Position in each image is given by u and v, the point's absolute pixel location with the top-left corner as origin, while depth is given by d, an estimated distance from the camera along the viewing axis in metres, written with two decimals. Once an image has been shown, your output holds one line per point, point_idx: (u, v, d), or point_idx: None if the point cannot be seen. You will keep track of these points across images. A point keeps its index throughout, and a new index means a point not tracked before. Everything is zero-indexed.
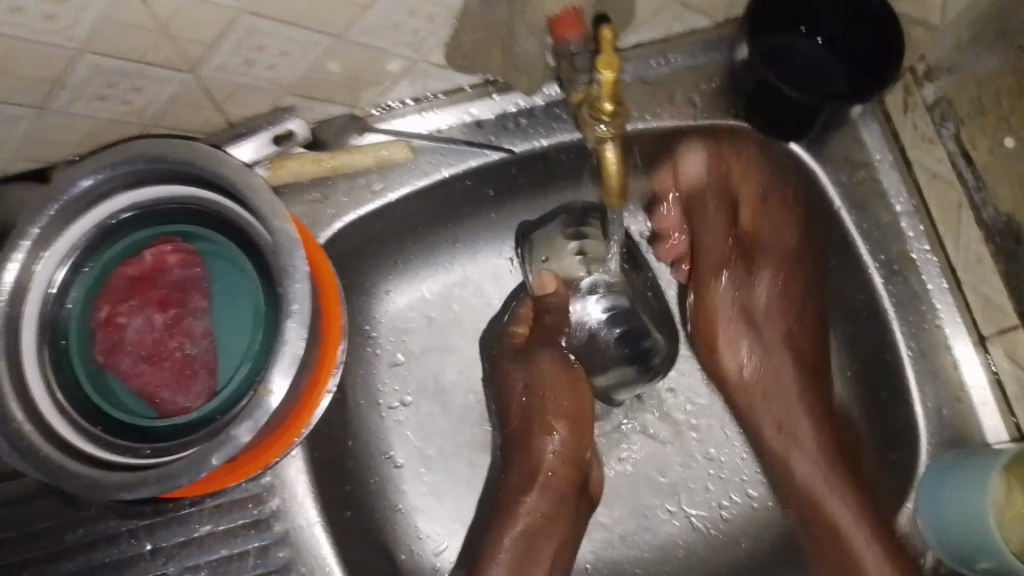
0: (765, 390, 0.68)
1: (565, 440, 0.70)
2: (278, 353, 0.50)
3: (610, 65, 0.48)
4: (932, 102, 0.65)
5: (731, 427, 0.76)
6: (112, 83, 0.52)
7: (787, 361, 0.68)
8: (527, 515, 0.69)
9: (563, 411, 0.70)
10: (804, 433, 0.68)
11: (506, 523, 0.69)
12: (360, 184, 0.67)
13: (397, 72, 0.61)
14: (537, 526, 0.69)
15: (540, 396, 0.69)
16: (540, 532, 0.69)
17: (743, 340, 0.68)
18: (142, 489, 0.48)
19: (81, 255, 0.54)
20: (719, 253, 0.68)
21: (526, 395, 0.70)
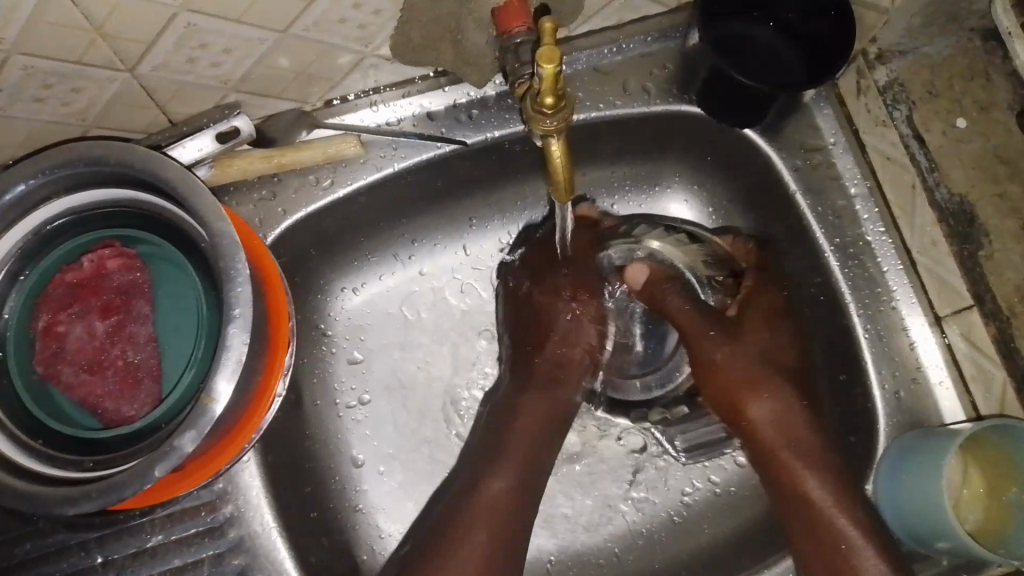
0: (795, 446, 0.65)
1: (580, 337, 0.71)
2: (221, 360, 0.48)
3: (551, 58, 0.43)
4: (885, 84, 0.64)
5: None
6: (47, 85, 0.50)
7: (801, 421, 0.66)
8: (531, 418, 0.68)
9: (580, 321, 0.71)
10: (800, 461, 0.64)
11: (485, 469, 0.67)
12: (310, 181, 0.66)
13: (347, 65, 0.60)
14: (512, 474, 0.66)
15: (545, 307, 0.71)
16: (516, 467, 0.67)
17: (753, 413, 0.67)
18: (86, 503, 0.47)
19: (17, 264, 0.53)
20: (719, 366, 0.68)
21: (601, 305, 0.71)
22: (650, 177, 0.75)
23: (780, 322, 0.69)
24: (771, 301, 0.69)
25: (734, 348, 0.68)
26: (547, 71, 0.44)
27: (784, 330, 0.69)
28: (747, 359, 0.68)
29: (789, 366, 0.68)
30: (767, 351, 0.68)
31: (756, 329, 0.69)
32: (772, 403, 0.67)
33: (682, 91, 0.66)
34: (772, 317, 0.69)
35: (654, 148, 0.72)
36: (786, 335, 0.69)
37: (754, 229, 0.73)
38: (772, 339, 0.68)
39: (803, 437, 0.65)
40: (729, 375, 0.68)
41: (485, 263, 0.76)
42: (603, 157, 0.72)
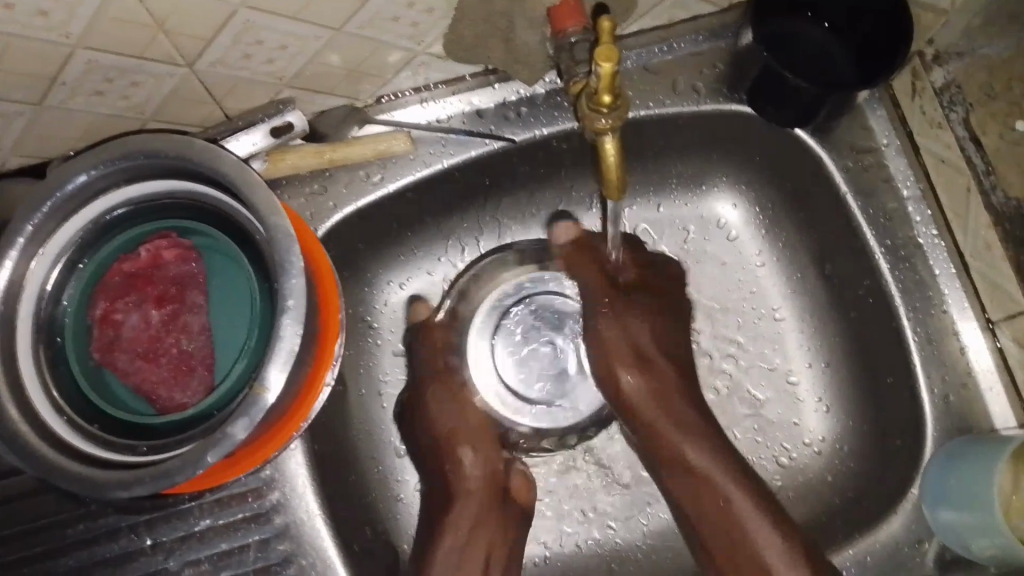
0: (682, 456, 0.65)
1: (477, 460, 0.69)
2: (274, 350, 0.49)
3: (609, 58, 0.43)
4: (942, 86, 0.63)
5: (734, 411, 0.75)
6: (108, 79, 0.51)
7: (699, 446, 0.65)
8: (457, 535, 0.66)
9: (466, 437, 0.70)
10: (706, 493, 0.65)
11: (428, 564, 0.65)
12: (360, 176, 0.67)
13: (399, 63, 0.60)
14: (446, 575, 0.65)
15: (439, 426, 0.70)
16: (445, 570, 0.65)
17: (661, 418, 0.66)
18: (139, 487, 0.48)
19: (76, 253, 0.54)
20: (636, 403, 0.67)
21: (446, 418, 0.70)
22: (696, 177, 0.75)
23: (649, 352, 0.68)
24: (637, 331, 0.68)
25: (622, 385, 0.67)
26: (605, 70, 0.44)
27: (657, 360, 0.67)
28: (625, 356, 0.67)
29: (643, 350, 0.68)
30: (631, 338, 0.68)
31: (628, 381, 0.67)
32: (640, 379, 0.67)
33: (733, 90, 0.67)
34: (638, 360, 0.67)
35: (701, 147, 0.72)
36: (637, 322, 0.68)
37: (801, 228, 0.73)
38: (637, 380, 0.67)
39: (699, 462, 0.65)
40: (666, 443, 0.66)
41: None
42: (650, 155, 0.72)
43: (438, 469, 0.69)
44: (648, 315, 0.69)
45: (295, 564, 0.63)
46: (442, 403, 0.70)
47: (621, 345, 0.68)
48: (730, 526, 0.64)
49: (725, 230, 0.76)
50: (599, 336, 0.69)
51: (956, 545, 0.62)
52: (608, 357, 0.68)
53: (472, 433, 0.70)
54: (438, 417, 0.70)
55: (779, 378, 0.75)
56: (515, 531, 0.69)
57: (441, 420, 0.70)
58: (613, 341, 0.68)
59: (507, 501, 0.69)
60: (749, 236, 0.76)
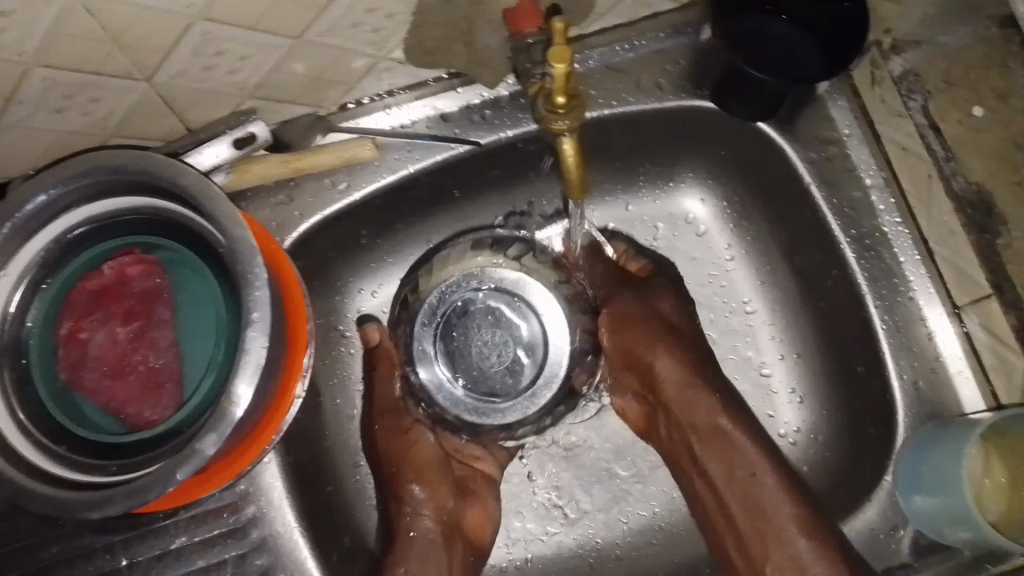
0: (700, 428, 0.67)
1: (427, 491, 0.68)
2: (241, 363, 0.49)
3: (562, 59, 0.44)
4: (899, 75, 0.64)
5: None
6: (67, 95, 0.51)
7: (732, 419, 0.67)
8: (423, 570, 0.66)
9: (413, 467, 0.68)
10: (739, 462, 0.65)
11: None
12: (327, 185, 0.66)
13: (362, 69, 0.60)
14: None
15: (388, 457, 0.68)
16: None
17: (698, 389, 0.68)
18: (109, 507, 0.48)
19: (40, 273, 0.53)
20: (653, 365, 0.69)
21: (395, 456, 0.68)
22: (662, 174, 0.75)
23: (682, 333, 0.70)
24: (665, 310, 0.70)
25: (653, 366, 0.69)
26: (559, 71, 0.44)
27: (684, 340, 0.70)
28: (654, 336, 0.69)
29: (677, 328, 0.70)
30: (653, 314, 0.70)
31: (659, 359, 0.69)
32: (679, 363, 0.69)
33: (696, 87, 0.67)
34: (675, 339, 0.69)
35: (668, 144, 0.72)
36: (664, 298, 0.71)
37: (768, 220, 0.73)
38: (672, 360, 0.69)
39: (727, 434, 0.66)
40: (693, 421, 0.67)
41: None
42: (617, 154, 0.72)
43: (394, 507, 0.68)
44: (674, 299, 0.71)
45: None
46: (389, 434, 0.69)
47: (651, 323, 0.70)
48: (740, 489, 0.65)
49: (693, 226, 0.76)
50: (623, 319, 0.71)
51: (930, 530, 0.62)
52: (631, 330, 0.70)
53: (427, 467, 0.69)
54: (400, 458, 0.68)
55: (753, 372, 0.75)
56: (470, 563, 0.69)
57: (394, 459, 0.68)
58: (638, 318, 0.70)
59: (461, 537, 0.69)
60: (717, 231, 0.76)
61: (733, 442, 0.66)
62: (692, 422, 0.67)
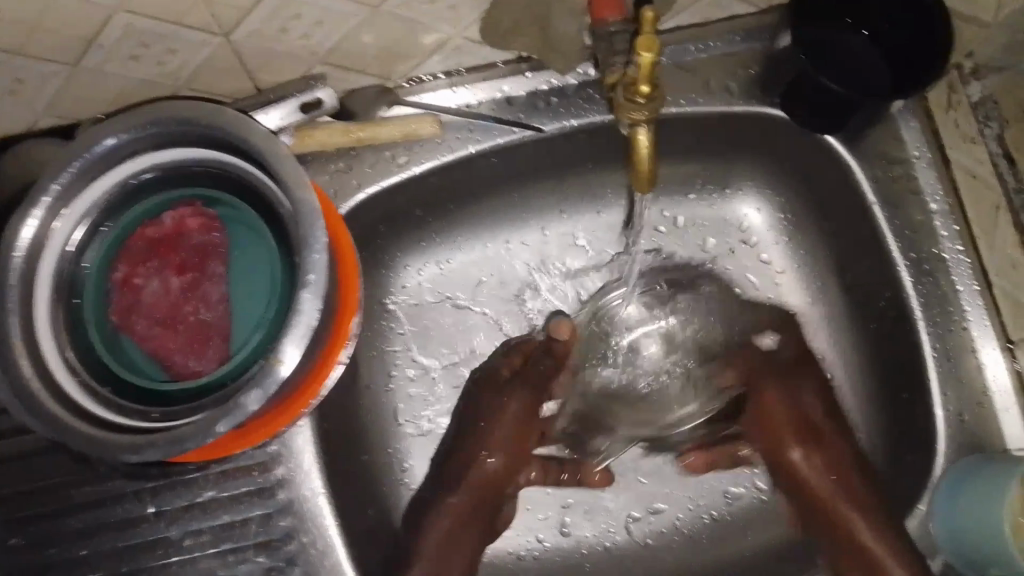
0: (833, 482, 0.67)
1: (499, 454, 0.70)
2: (292, 323, 0.49)
3: (650, 47, 0.42)
4: (977, 100, 0.65)
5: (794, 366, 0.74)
6: (145, 44, 0.51)
7: (847, 475, 0.67)
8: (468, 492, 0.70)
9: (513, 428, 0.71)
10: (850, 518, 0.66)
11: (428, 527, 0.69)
12: (386, 157, 0.66)
13: (433, 45, 0.60)
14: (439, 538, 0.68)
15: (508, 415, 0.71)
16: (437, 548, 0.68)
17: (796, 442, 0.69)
18: (148, 451, 0.48)
19: (100, 215, 0.54)
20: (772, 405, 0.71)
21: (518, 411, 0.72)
22: (722, 178, 0.74)
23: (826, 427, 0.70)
24: (807, 407, 0.70)
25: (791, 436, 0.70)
26: (645, 60, 0.43)
27: (834, 435, 0.69)
28: (796, 394, 0.71)
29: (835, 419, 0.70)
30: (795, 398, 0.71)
31: (806, 457, 0.69)
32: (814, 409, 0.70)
33: (766, 93, 0.66)
34: (811, 438, 0.69)
35: (733, 151, 0.71)
36: (812, 398, 0.71)
37: (825, 234, 0.72)
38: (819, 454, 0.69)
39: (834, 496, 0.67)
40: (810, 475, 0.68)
41: (553, 255, 0.76)
42: (678, 153, 0.71)
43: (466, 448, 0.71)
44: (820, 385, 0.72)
45: (296, 541, 0.62)
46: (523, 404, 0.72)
47: (791, 420, 0.70)
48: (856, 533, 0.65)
49: (747, 235, 0.76)
50: (765, 417, 0.71)
51: (965, 562, 0.62)
52: (779, 435, 0.70)
53: (522, 438, 0.72)
54: (493, 421, 0.71)
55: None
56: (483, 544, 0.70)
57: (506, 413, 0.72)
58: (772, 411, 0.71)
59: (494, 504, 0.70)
60: (772, 242, 0.75)
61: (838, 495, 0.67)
62: (816, 474, 0.68)
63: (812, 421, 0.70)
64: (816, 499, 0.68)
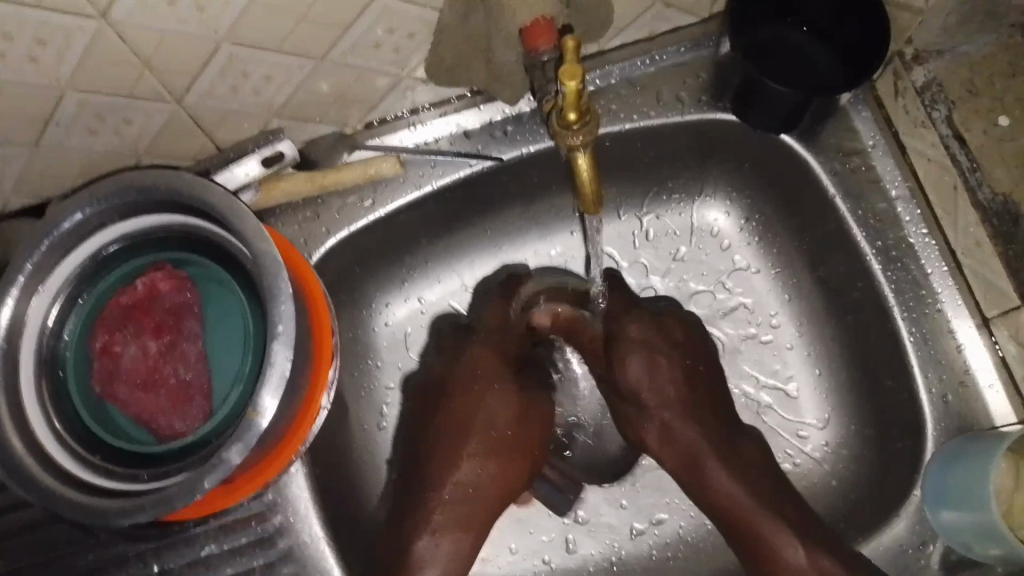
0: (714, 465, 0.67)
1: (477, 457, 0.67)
2: (266, 374, 0.50)
3: (573, 75, 0.43)
4: (922, 85, 0.63)
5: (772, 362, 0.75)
6: (100, 118, 0.53)
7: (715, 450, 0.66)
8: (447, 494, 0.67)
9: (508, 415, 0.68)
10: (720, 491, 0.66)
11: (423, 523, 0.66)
12: (352, 202, 0.68)
13: (385, 87, 0.62)
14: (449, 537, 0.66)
15: (479, 401, 0.68)
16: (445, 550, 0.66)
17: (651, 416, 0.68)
18: (140, 514, 0.49)
19: (75, 288, 0.55)
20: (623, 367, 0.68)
21: (510, 428, 0.68)
22: (686, 185, 0.75)
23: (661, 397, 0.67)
24: (635, 381, 0.68)
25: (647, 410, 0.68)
26: (570, 88, 0.44)
27: (670, 403, 0.67)
28: (650, 354, 0.68)
29: (680, 381, 0.68)
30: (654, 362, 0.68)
31: (648, 429, 0.68)
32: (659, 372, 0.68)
33: (716, 99, 0.67)
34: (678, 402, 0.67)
35: (693, 158, 0.72)
36: (636, 363, 0.67)
37: (791, 230, 0.73)
38: (664, 425, 0.68)
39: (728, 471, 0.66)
40: (670, 440, 0.67)
41: None
42: (640, 168, 0.72)
43: (443, 441, 0.68)
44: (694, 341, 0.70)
45: None
46: (498, 400, 0.68)
47: (628, 395, 0.68)
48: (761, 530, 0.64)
49: (718, 238, 0.76)
50: (623, 394, 0.69)
51: (958, 545, 0.61)
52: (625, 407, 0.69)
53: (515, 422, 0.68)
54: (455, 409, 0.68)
55: (750, 401, 0.75)
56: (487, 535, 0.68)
57: (499, 424, 0.68)
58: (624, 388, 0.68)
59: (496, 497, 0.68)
60: (743, 244, 0.76)
61: (709, 472, 0.66)
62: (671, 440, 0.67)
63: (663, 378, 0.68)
64: (687, 467, 0.67)
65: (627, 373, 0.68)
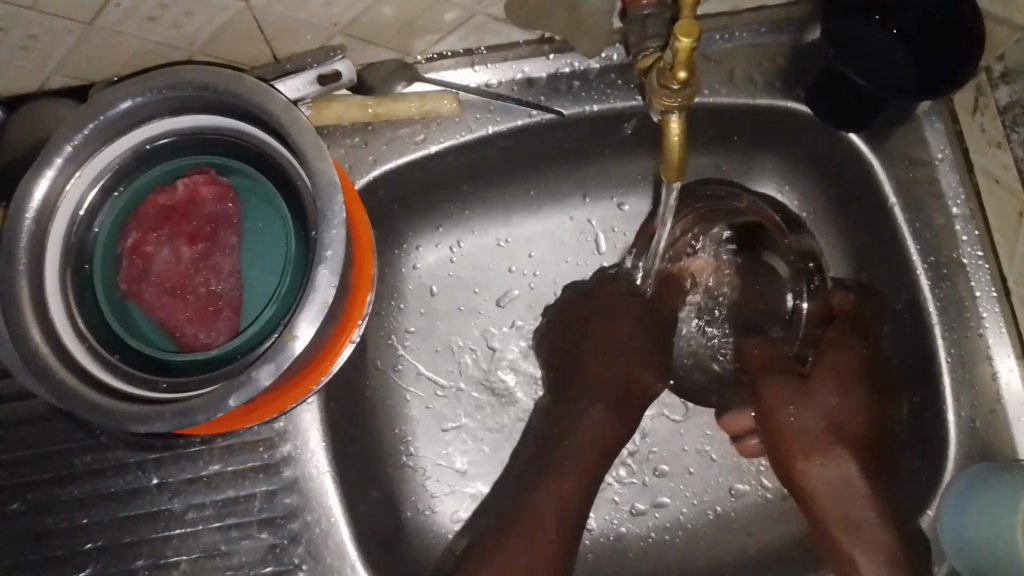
0: (845, 519, 0.63)
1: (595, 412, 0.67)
2: (306, 300, 0.48)
3: (689, 33, 0.40)
4: (1005, 105, 0.59)
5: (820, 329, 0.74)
6: (163, 6, 0.50)
7: (858, 494, 0.63)
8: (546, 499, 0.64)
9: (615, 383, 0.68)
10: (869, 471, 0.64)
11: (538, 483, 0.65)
12: (402, 134, 0.65)
13: (453, 21, 0.59)
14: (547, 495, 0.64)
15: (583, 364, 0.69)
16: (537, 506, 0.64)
17: (831, 391, 0.66)
18: (158, 422, 0.47)
19: (112, 180, 0.53)
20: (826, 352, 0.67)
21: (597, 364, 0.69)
22: (743, 169, 0.73)
23: (831, 444, 0.65)
24: (810, 421, 0.66)
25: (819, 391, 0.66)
26: (683, 46, 0.41)
27: (839, 453, 0.65)
28: (852, 345, 0.67)
29: (858, 434, 0.65)
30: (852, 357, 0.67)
31: (798, 416, 0.66)
32: (851, 355, 0.67)
33: (789, 87, 0.65)
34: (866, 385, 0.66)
35: (754, 142, 0.70)
36: (830, 360, 0.67)
37: (840, 230, 0.72)
38: (827, 472, 0.65)
39: (865, 525, 0.62)
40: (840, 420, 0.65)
41: (567, 241, 0.75)
42: (699, 144, 0.71)
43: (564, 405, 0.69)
44: (877, 377, 0.67)
45: (299, 519, 0.62)
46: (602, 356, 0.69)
47: (794, 432, 0.66)
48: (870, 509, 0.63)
49: None
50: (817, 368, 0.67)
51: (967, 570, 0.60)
52: (784, 445, 0.66)
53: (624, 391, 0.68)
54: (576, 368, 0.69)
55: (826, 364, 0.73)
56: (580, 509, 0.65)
57: (587, 427, 0.66)
58: (784, 423, 0.66)
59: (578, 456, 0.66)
60: None
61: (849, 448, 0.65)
62: (849, 423, 0.65)
63: (849, 363, 0.67)
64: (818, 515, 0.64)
65: (833, 356, 0.67)
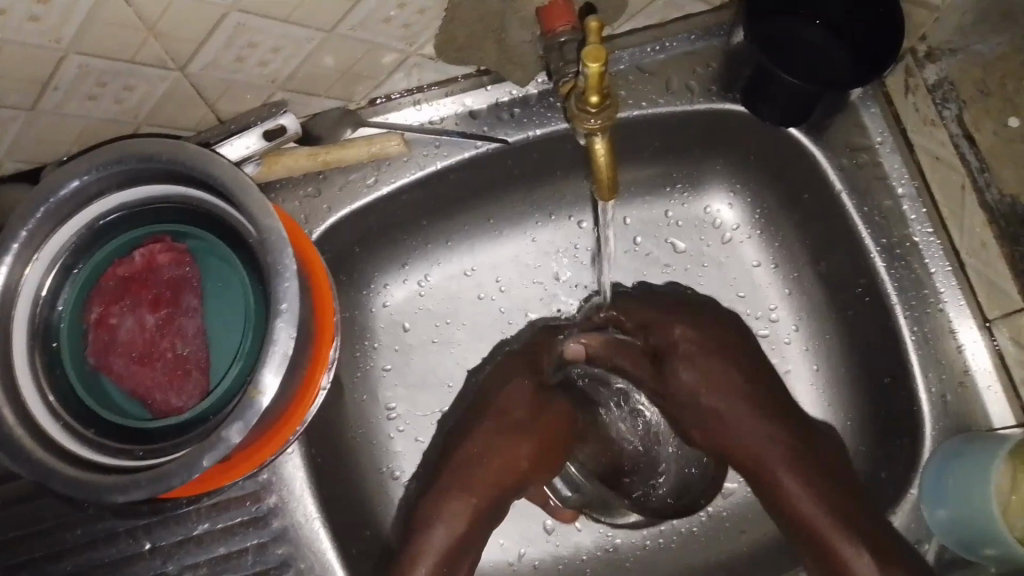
0: (802, 488, 0.65)
1: (508, 452, 0.66)
2: (267, 354, 0.49)
3: (597, 57, 0.42)
4: (934, 83, 0.62)
5: (783, 324, 0.75)
6: (101, 83, 0.51)
7: (794, 478, 0.65)
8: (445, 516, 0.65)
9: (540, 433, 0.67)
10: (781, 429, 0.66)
11: (438, 518, 0.65)
12: (354, 178, 0.66)
13: (391, 64, 0.60)
14: (451, 530, 0.65)
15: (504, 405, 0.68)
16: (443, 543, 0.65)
17: (719, 368, 0.68)
18: (134, 491, 0.48)
19: (70, 257, 0.54)
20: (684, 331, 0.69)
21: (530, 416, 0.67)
22: (692, 174, 0.75)
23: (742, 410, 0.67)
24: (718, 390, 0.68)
25: (714, 370, 0.68)
26: (593, 70, 0.43)
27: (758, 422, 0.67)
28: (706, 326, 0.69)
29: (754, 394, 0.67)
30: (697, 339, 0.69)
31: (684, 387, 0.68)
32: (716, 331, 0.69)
33: (726, 89, 0.66)
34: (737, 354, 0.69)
35: (700, 147, 0.72)
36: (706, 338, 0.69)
37: (793, 223, 0.73)
38: (754, 441, 0.66)
39: (814, 491, 0.64)
40: (736, 387, 0.67)
41: (529, 262, 0.77)
42: (645, 155, 0.72)
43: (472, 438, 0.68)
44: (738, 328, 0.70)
45: (293, 568, 0.63)
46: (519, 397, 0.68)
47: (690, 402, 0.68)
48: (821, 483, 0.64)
49: (720, 230, 0.76)
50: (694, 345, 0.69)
51: (955, 544, 0.61)
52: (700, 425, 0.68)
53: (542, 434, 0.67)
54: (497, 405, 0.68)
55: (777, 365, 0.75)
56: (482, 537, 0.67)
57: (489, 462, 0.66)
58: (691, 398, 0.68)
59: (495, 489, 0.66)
60: (745, 236, 0.76)
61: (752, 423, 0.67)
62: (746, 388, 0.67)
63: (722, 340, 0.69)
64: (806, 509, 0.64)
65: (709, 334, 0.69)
